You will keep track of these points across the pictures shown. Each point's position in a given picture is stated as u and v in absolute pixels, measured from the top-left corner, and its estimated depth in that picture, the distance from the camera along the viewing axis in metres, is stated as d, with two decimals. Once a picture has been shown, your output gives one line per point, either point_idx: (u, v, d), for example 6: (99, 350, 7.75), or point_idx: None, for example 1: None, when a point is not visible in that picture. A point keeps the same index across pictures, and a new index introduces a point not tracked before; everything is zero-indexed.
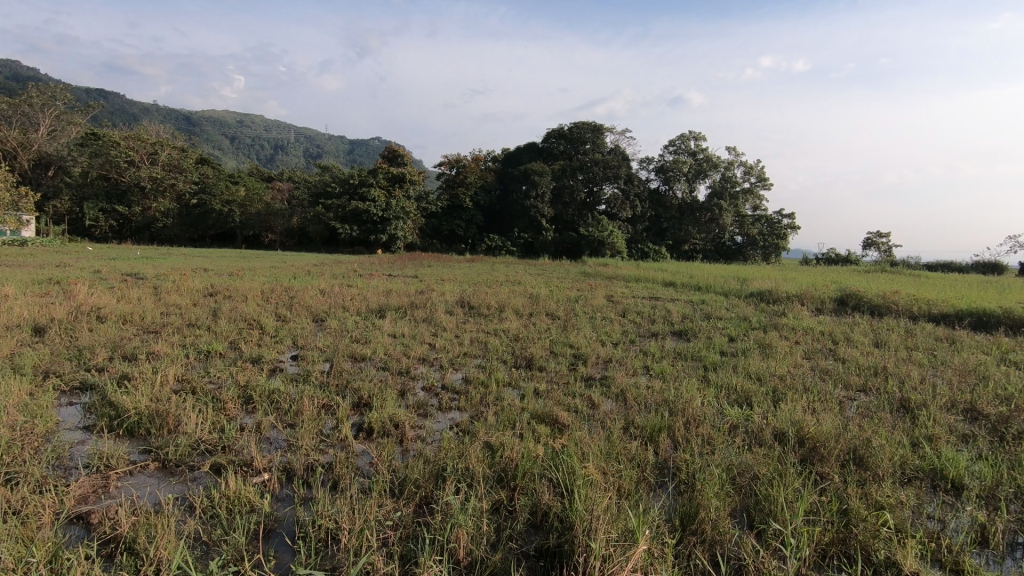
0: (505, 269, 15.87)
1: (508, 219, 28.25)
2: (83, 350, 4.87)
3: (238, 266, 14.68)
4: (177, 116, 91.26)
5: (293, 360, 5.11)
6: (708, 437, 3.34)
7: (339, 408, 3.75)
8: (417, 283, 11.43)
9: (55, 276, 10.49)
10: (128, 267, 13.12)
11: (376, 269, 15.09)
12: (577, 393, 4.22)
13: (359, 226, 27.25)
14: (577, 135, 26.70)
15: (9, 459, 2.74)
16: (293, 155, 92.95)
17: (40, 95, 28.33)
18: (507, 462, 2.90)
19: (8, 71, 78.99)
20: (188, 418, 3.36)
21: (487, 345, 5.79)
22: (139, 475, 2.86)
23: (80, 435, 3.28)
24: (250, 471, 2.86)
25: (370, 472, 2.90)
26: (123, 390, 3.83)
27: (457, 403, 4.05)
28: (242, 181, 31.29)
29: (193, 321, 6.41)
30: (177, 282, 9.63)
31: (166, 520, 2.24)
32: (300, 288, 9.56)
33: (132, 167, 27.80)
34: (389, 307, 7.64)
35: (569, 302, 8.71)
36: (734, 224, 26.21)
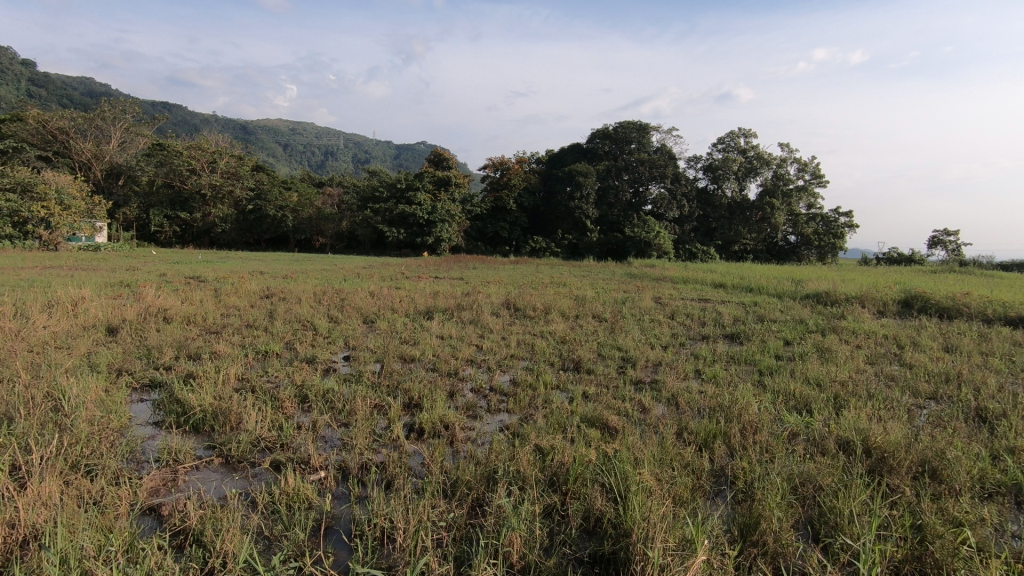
0: (550, 271, 15.93)
1: (553, 221, 28.19)
2: (152, 349, 5.16)
3: (292, 269, 15.24)
4: (235, 126, 95.66)
5: (345, 360, 5.25)
6: (766, 445, 3.23)
7: (390, 409, 3.82)
8: (463, 285, 11.58)
9: (127, 279, 11.19)
10: (191, 270, 13.83)
11: (423, 272, 15.34)
12: (627, 396, 4.16)
13: (405, 228, 27.80)
14: (622, 134, 26.31)
15: (88, 451, 2.92)
16: (343, 160, 95.82)
17: (111, 110, 29.74)
18: (560, 465, 2.88)
19: (83, 86, 85.20)
20: (249, 415, 3.50)
21: (534, 347, 5.79)
22: (204, 470, 2.99)
23: (150, 431, 3.46)
24: (307, 469, 2.93)
25: (422, 472, 2.94)
26: (189, 388, 4.02)
27: (505, 404, 4.07)
28: (294, 186, 32.40)
29: (251, 322, 6.68)
30: (237, 285, 10.10)
31: (230, 514, 2.34)
32: (351, 289, 9.87)
33: (193, 175, 29.24)
34: (436, 309, 7.77)
35: (616, 304, 8.63)
36: (786, 224, 25.28)
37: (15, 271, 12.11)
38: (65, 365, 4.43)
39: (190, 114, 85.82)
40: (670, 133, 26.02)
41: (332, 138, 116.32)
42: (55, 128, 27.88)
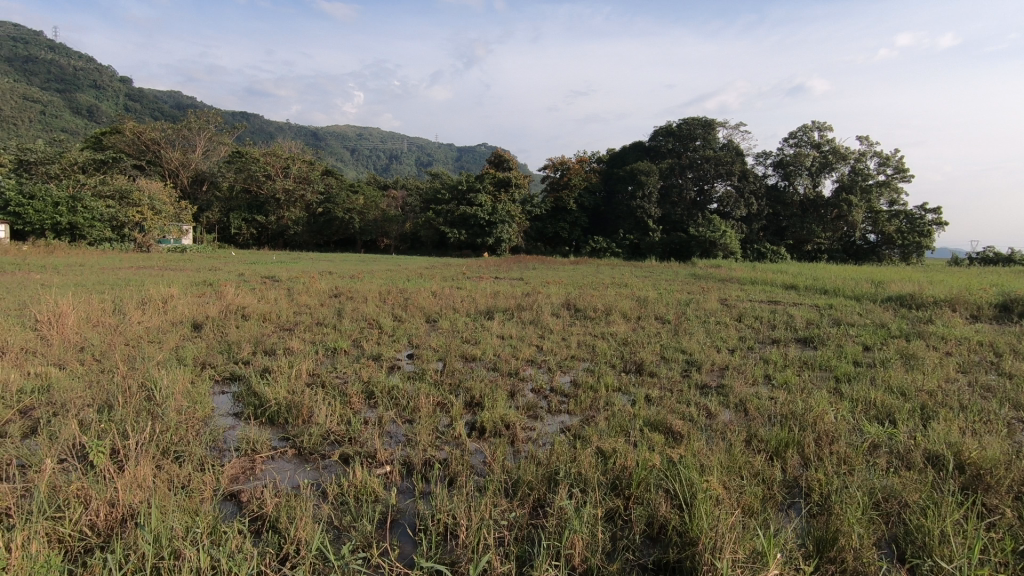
0: (611, 272, 15.74)
1: (614, 220, 27.82)
2: (232, 344, 5.49)
3: (359, 270, 15.82)
4: (306, 133, 100.32)
5: (409, 358, 5.39)
6: (844, 456, 3.05)
7: (452, 407, 3.89)
8: (523, 285, 11.63)
9: (210, 279, 11.96)
10: (266, 271, 14.64)
11: (484, 272, 15.54)
12: (692, 401, 4.04)
13: (466, 229, 28.26)
14: (687, 131, 25.58)
15: (176, 439, 3.15)
16: (407, 164, 98.45)
17: (196, 121, 31.99)
18: (622, 469, 2.84)
19: (172, 99, 91.90)
20: (319, 409, 3.66)
21: (594, 348, 5.73)
22: (279, 460, 3.15)
23: (230, 421, 3.69)
24: (374, 463, 3.03)
25: (484, 471, 2.97)
26: (265, 382, 4.24)
27: (566, 406, 4.05)
28: (361, 190, 33.58)
29: (321, 320, 6.97)
30: (308, 284, 10.59)
31: (302, 503, 2.45)
32: (414, 289, 10.15)
33: (269, 181, 30.89)
34: (497, 309, 7.83)
35: (679, 306, 8.41)
36: (866, 222, 23.77)
37: (114, 271, 13.24)
38: (156, 358, 4.79)
39: (266, 123, 90.77)
40: (738, 129, 25.04)
41: (396, 142, 119.89)
42: (148, 139, 30.21)
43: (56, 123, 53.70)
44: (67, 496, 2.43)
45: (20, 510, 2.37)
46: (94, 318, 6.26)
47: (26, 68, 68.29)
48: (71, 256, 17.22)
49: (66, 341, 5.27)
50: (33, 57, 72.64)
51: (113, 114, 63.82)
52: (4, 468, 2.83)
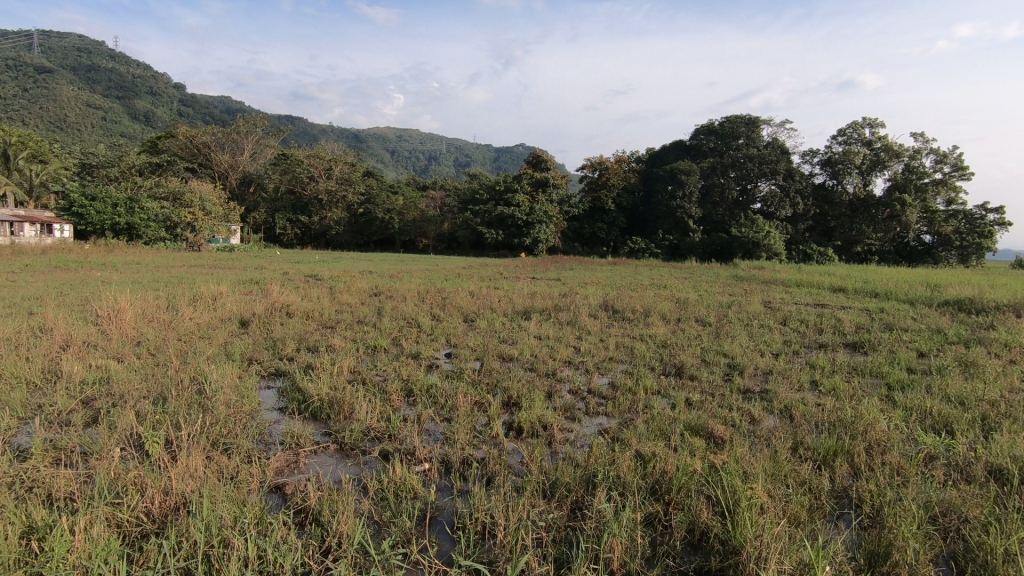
0: (650, 273, 15.52)
1: (653, 221, 27.43)
2: (277, 341, 5.66)
3: (398, 269, 16.07)
4: (348, 135, 102.62)
5: (447, 357, 5.44)
6: (897, 466, 2.92)
7: (490, 406, 3.91)
8: (560, 286, 11.59)
9: (256, 277, 12.34)
10: (309, 269, 15.01)
11: (521, 272, 15.56)
12: (735, 406, 3.94)
13: (504, 229, 28.38)
14: (729, 129, 24.99)
15: (225, 431, 3.27)
16: (445, 165, 99.51)
17: (244, 125, 32.70)
18: (662, 473, 2.79)
19: (222, 104, 95.52)
20: (360, 406, 3.74)
21: (633, 351, 5.66)
22: (322, 455, 3.23)
23: (276, 416, 3.80)
24: (412, 460, 3.08)
25: (522, 471, 2.98)
26: (309, 378, 4.36)
27: (604, 408, 4.01)
28: (401, 190, 34.13)
29: (361, 318, 7.12)
30: (348, 283, 10.81)
31: (344, 497, 2.51)
32: (452, 288, 10.23)
33: (312, 182, 31.74)
34: (534, 309, 7.82)
35: (721, 308, 8.22)
36: (920, 222, 22.70)
37: (168, 269, 13.83)
38: (207, 353, 4.99)
39: (310, 125, 93.24)
40: (783, 127, 24.31)
41: (434, 143, 121.36)
42: (199, 143, 31.44)
43: (116, 128, 56.59)
44: (125, 483, 2.55)
45: (82, 495, 2.51)
46: (150, 314, 6.56)
47: (90, 76, 72.19)
48: (129, 255, 18.10)
49: (124, 336, 5.55)
50: (96, 66, 76.67)
51: (168, 119, 66.77)
52: (68, 455, 3.00)
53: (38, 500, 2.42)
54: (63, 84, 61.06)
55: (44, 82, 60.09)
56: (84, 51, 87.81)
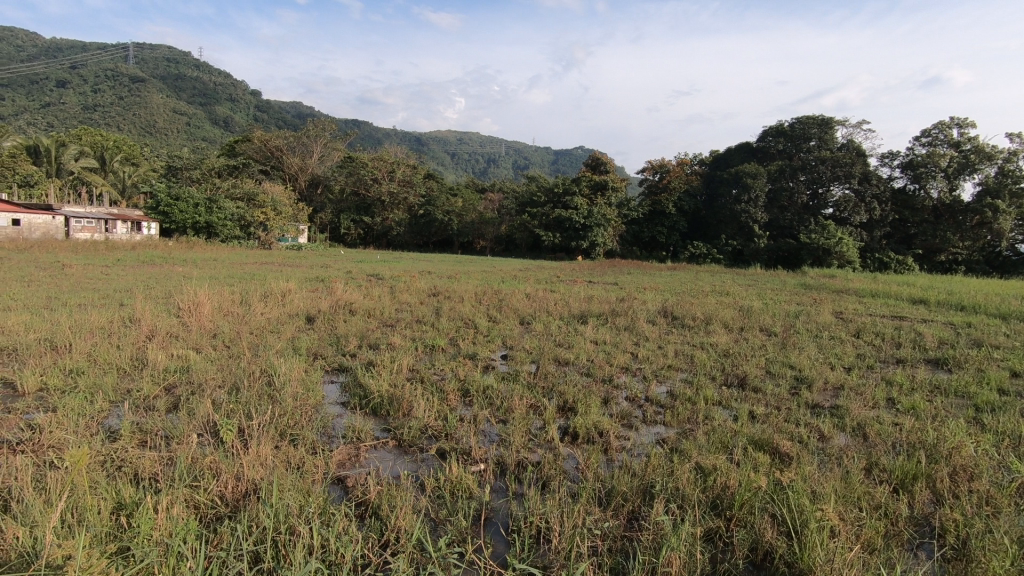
0: (711, 279, 15.06)
1: (715, 225, 26.62)
2: (340, 337, 5.88)
3: (456, 270, 16.34)
4: (411, 138, 105.28)
5: (503, 359, 5.48)
6: (987, 496, 2.70)
7: (545, 410, 3.90)
8: (617, 290, 11.45)
9: (322, 275, 12.88)
10: (372, 269, 15.51)
11: (578, 276, 15.46)
12: (802, 421, 3.75)
13: (561, 232, 28.34)
14: (800, 131, 23.91)
15: (291, 423, 3.42)
16: (504, 167, 100.38)
17: (314, 129, 34.07)
18: (724, 487, 2.70)
19: (294, 110, 100.19)
20: (418, 404, 3.82)
21: (693, 359, 5.50)
22: (381, 450, 3.32)
23: (338, 410, 3.95)
24: (469, 460, 3.12)
25: (577, 477, 2.95)
26: (369, 375, 4.50)
27: (662, 417, 3.92)
28: (460, 193, 34.65)
29: (420, 318, 7.27)
30: (408, 283, 11.08)
31: (401, 493, 2.57)
32: (509, 291, 10.30)
33: (376, 184, 32.80)
34: (591, 314, 7.76)
35: (787, 317, 7.86)
36: (1014, 230, 20.86)
37: (242, 266, 14.66)
38: (276, 346, 5.24)
39: (374, 129, 96.26)
40: (860, 127, 22.94)
41: (494, 146, 122.55)
42: (273, 147, 33.11)
43: (199, 133, 60.47)
44: (202, 468, 2.72)
45: (163, 476, 2.68)
46: (226, 308, 6.96)
47: (177, 85, 77.54)
48: (207, 251, 19.31)
49: (202, 328, 5.91)
50: (182, 75, 82.20)
51: (245, 124, 70.68)
52: (152, 437, 3.23)
53: (127, 479, 2.61)
54: (154, 92, 65.83)
55: (137, 90, 64.96)
56: (173, 62, 94.35)
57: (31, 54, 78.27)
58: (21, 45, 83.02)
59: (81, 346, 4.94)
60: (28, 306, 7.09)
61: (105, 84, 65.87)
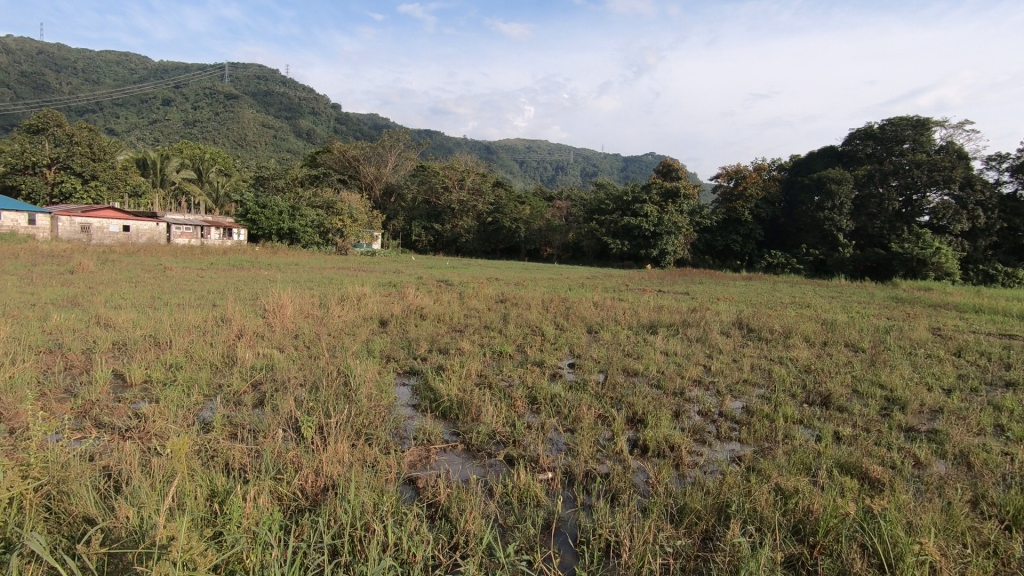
0: (790, 290, 14.34)
1: (795, 234, 25.30)
2: (412, 341, 6.07)
3: (524, 277, 16.44)
4: (480, 147, 107.20)
5: (570, 367, 5.46)
6: None
7: (614, 421, 3.84)
8: (689, 300, 11.12)
9: (394, 281, 13.34)
10: (441, 275, 15.92)
11: (647, 285, 15.14)
12: (894, 446, 3.48)
13: (630, 240, 27.96)
14: (892, 133, 22.49)
15: (366, 422, 3.55)
16: (572, 174, 100.19)
17: (389, 139, 35.40)
18: (806, 511, 2.55)
19: (371, 121, 104.64)
20: (486, 409, 3.87)
21: (771, 374, 5.24)
22: (450, 453, 3.39)
23: (410, 411, 4.07)
24: (536, 468, 3.12)
25: (647, 492, 2.89)
26: (440, 378, 4.61)
27: (737, 434, 3.76)
28: (528, 200, 34.88)
29: (488, 324, 7.37)
30: (477, 289, 11.27)
31: (471, 497, 2.61)
32: (576, 299, 10.25)
33: (446, 192, 33.65)
34: (661, 324, 7.57)
35: (877, 333, 7.34)
36: None
37: (322, 271, 15.46)
38: (352, 348, 5.49)
39: (446, 139, 98.87)
40: (962, 128, 21.12)
41: (562, 154, 122.47)
42: (351, 157, 34.71)
43: (285, 145, 64.44)
44: (285, 462, 2.88)
45: (250, 468, 2.86)
46: (307, 311, 7.35)
47: (267, 100, 82.94)
48: (289, 257, 20.50)
49: (285, 329, 6.27)
50: (271, 92, 87.84)
51: (326, 136, 74.60)
52: (241, 430, 3.46)
53: (219, 467, 2.81)
54: (246, 108, 70.80)
55: (232, 107, 70.06)
56: (263, 79, 101.06)
57: (143, 76, 86.31)
58: (135, 68, 91.63)
59: (181, 343, 5.37)
60: (136, 305, 7.79)
61: (204, 102, 71.54)
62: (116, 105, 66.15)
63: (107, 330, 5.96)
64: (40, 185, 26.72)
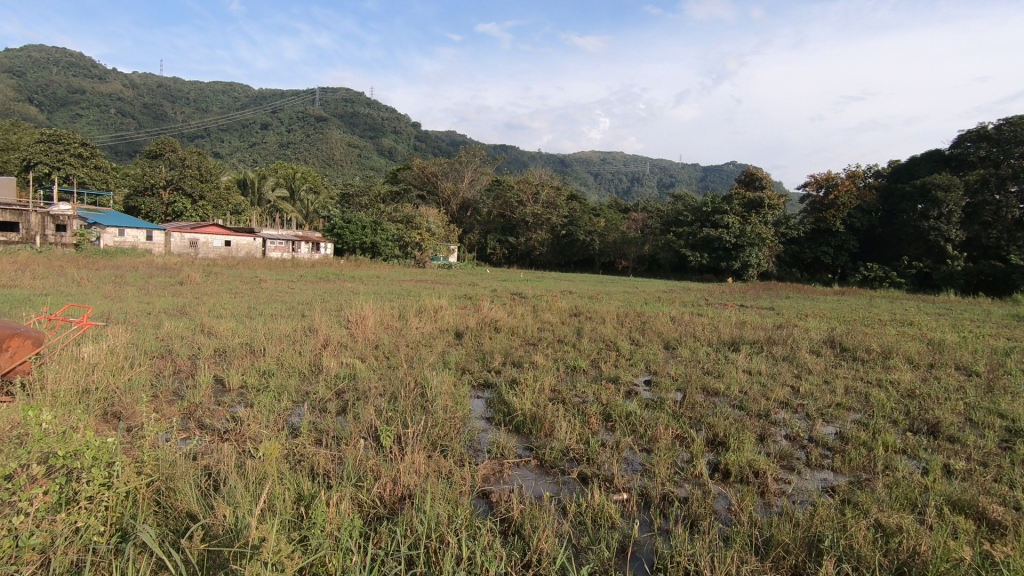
0: (890, 306, 13.22)
1: (895, 245, 23.41)
2: (486, 354, 6.15)
3: (598, 290, 16.24)
4: (555, 160, 107.57)
5: (646, 384, 5.31)
6: None
7: (693, 442, 3.69)
8: (774, 316, 10.54)
9: (469, 293, 13.60)
10: (515, 287, 16.04)
11: (729, 299, 14.50)
12: (1018, 484, 3.11)
13: (710, 253, 27.00)
14: (1010, 134, 20.33)
15: (442, 433, 3.63)
16: (648, 185, 98.37)
17: (466, 155, 36.23)
18: (912, 553, 2.33)
19: (449, 138, 107.93)
20: (560, 424, 3.85)
21: (868, 398, 4.84)
22: (523, 468, 3.39)
23: (484, 424, 4.11)
24: (611, 488, 3.05)
25: (729, 519, 2.75)
26: (514, 392, 4.62)
27: (830, 462, 3.50)
28: (603, 212, 34.54)
29: (562, 338, 7.33)
30: (551, 302, 11.24)
31: (544, 515, 2.60)
32: (653, 313, 9.99)
33: (521, 206, 34.00)
34: (744, 341, 7.21)
35: (994, 355, 6.61)
36: None
37: (401, 283, 16.04)
38: (428, 359, 5.63)
39: (520, 154, 99.99)
40: None
41: (638, 165, 120.48)
42: (429, 173, 35.87)
43: (369, 163, 67.66)
44: (365, 469, 2.98)
45: (334, 474, 2.99)
46: (387, 322, 7.64)
47: (353, 121, 87.67)
48: (371, 270, 21.43)
49: (366, 339, 6.53)
50: (357, 113, 92.74)
51: (407, 154, 77.69)
52: (326, 436, 3.64)
53: (305, 472, 2.97)
54: (334, 129, 75.14)
55: (321, 129, 74.60)
56: (349, 101, 106.87)
57: (244, 103, 93.84)
58: (237, 96, 99.75)
59: (274, 351, 5.74)
60: (235, 315, 8.41)
61: (297, 125, 76.66)
62: (221, 131, 72.26)
63: (210, 338, 6.47)
64: (157, 206, 29.67)
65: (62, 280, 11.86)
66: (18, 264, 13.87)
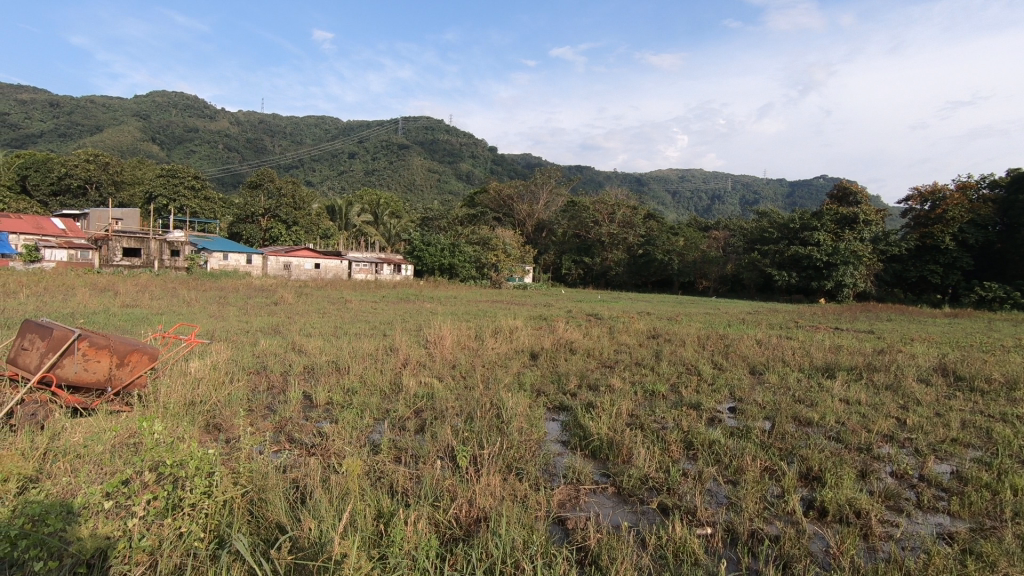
0: (1015, 331, 11.85)
1: (1018, 262, 20.98)
2: (561, 375, 6.11)
3: (678, 312, 15.72)
4: (632, 179, 106.13)
5: (731, 412, 5.04)
6: None
7: (784, 475, 3.45)
8: (874, 340, 9.73)
9: (544, 314, 13.61)
10: (591, 308, 15.85)
11: (822, 322, 13.53)
12: None
13: (799, 272, 25.56)
14: None
15: (519, 455, 3.62)
16: (729, 203, 94.76)
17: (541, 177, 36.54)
18: None
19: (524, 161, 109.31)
20: (638, 451, 3.73)
21: (991, 434, 4.33)
22: (600, 494, 3.31)
23: (560, 448, 4.06)
24: (694, 521, 2.90)
25: (828, 563, 2.53)
26: (590, 416, 4.53)
27: (945, 505, 3.16)
28: (681, 231, 33.60)
29: (639, 360, 7.16)
30: (628, 324, 11.02)
31: (622, 546, 2.51)
32: (737, 336, 9.52)
33: (597, 226, 33.80)
34: (839, 366, 6.70)
35: None
36: None
37: (479, 304, 16.30)
38: (504, 381, 5.66)
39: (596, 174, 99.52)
40: None
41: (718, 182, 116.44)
42: (505, 196, 36.49)
43: (448, 187, 69.80)
44: (443, 489, 3.03)
45: (412, 492, 3.06)
46: (464, 343, 7.77)
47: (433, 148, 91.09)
48: (449, 290, 21.97)
49: (444, 359, 6.68)
50: (437, 140, 96.28)
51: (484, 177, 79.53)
52: (404, 454, 3.73)
53: (384, 488, 3.06)
54: (416, 156, 78.37)
55: (404, 156, 78.10)
56: (429, 129, 111.33)
57: (333, 135, 100.14)
58: (327, 128, 106.68)
59: (358, 370, 5.99)
60: (323, 334, 8.87)
61: (381, 153, 80.72)
62: (313, 160, 77.42)
63: (301, 355, 6.87)
64: (256, 231, 32.17)
65: (174, 300, 13.04)
66: (139, 287, 15.42)
